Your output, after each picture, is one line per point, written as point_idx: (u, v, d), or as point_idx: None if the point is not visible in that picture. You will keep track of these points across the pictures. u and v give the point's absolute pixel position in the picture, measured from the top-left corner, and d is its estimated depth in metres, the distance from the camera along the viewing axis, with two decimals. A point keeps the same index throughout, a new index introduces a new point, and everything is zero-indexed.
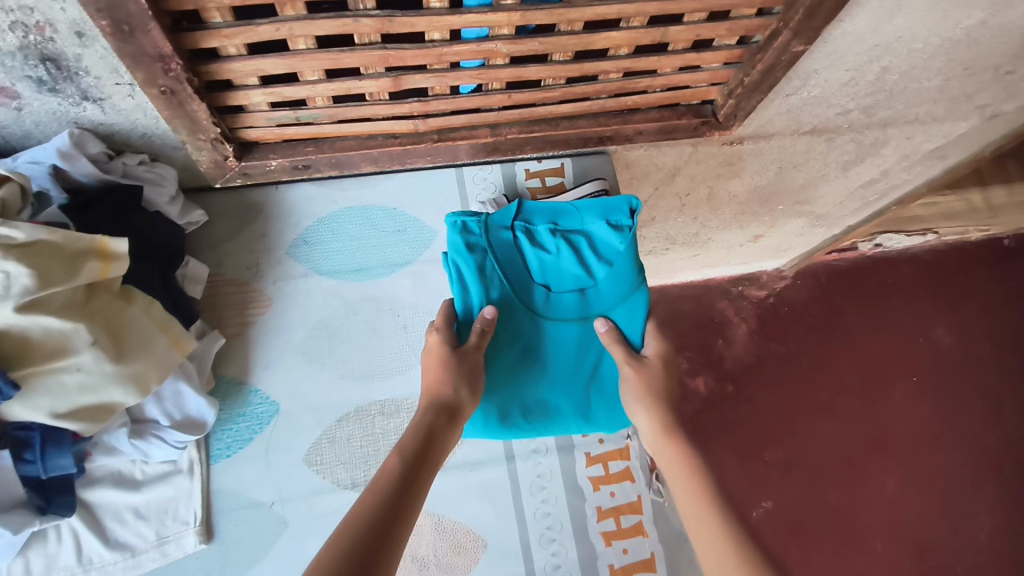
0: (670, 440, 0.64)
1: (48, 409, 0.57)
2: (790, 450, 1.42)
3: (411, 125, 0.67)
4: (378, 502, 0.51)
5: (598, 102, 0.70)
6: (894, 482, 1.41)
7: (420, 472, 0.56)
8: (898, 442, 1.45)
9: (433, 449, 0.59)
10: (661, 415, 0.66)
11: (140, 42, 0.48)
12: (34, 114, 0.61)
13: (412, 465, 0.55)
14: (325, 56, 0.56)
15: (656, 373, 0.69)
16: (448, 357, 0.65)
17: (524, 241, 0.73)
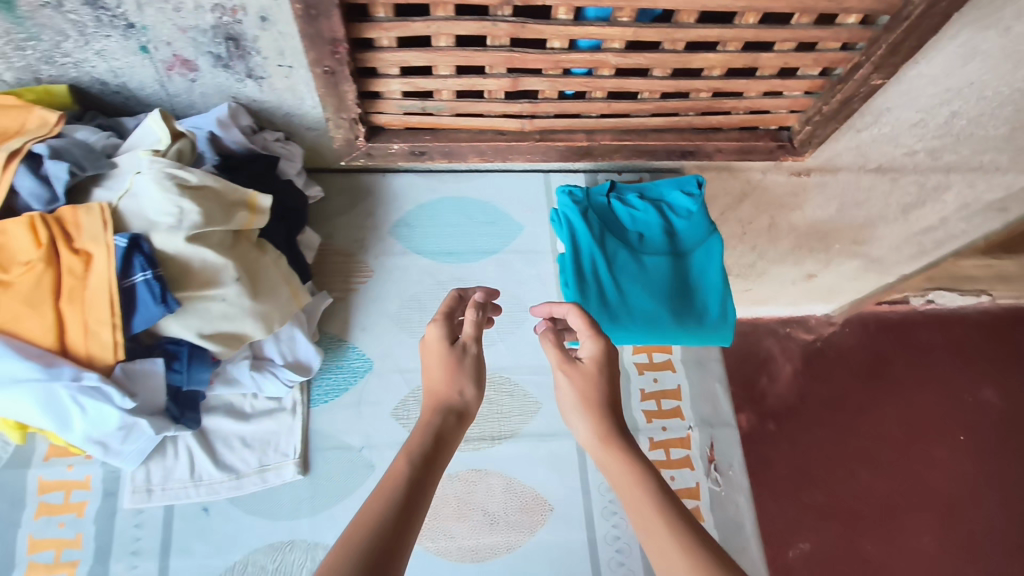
0: (616, 455, 0.49)
1: (195, 330, 0.63)
2: (828, 494, 1.41)
3: (518, 124, 0.76)
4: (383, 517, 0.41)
5: (686, 118, 0.77)
6: (934, 539, 1.40)
7: (428, 478, 0.46)
8: (939, 499, 1.44)
9: (443, 457, 0.48)
10: (605, 425, 0.50)
11: (320, 26, 0.57)
12: (203, 86, 0.71)
13: (422, 470, 0.45)
14: (460, 54, 0.64)
15: (594, 375, 0.52)
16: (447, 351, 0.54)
17: (617, 205, 0.82)
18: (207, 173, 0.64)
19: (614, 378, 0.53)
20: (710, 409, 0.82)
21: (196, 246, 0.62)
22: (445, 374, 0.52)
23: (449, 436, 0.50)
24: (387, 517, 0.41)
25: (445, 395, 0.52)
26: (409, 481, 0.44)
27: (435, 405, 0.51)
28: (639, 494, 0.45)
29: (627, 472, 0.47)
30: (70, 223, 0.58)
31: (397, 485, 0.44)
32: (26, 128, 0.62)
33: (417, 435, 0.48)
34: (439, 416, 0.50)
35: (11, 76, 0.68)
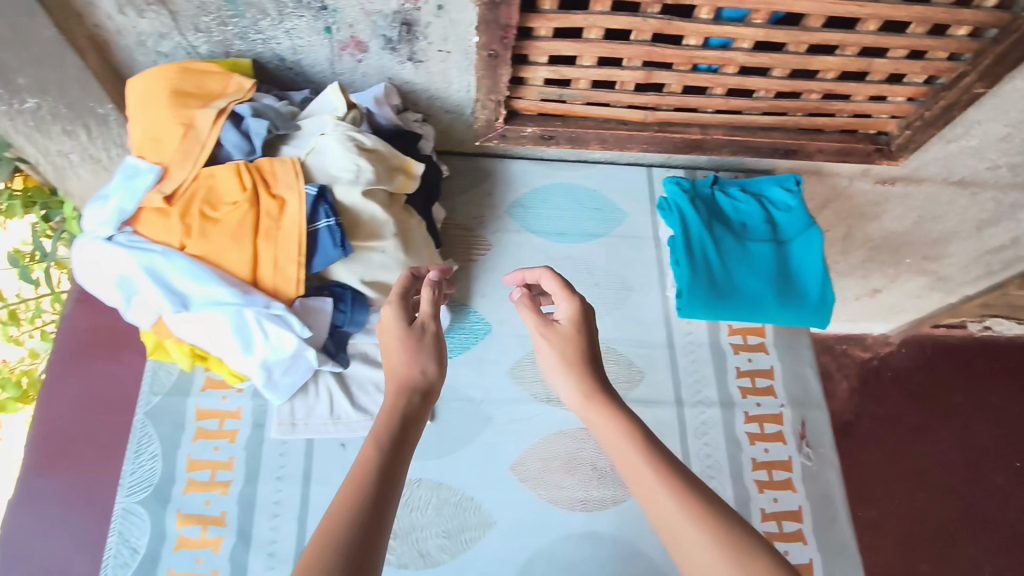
0: (599, 408, 0.55)
1: (358, 276, 0.71)
2: (882, 512, 1.44)
3: (641, 115, 0.83)
4: (359, 506, 0.44)
5: (794, 118, 0.84)
6: (990, 564, 1.41)
7: (399, 458, 0.49)
8: (997, 525, 1.44)
9: (410, 436, 0.52)
10: (587, 382, 0.57)
11: (499, 13, 0.66)
12: (367, 67, 0.80)
13: (390, 457, 0.48)
14: (607, 46, 0.72)
15: (571, 334, 0.59)
16: (406, 335, 0.58)
17: (721, 196, 0.88)
18: (378, 139, 0.72)
19: (590, 332, 0.60)
20: (802, 390, 0.88)
21: (367, 200, 0.70)
22: (408, 356, 0.57)
23: (416, 415, 0.53)
24: (366, 510, 0.44)
25: (406, 376, 0.55)
26: (379, 469, 0.47)
27: (400, 386, 0.54)
28: (626, 447, 0.51)
29: (609, 423, 0.53)
30: (268, 172, 0.67)
31: (369, 476, 0.46)
32: (228, 91, 0.71)
33: (382, 419, 0.51)
34: (405, 397, 0.53)
35: (206, 48, 0.78)
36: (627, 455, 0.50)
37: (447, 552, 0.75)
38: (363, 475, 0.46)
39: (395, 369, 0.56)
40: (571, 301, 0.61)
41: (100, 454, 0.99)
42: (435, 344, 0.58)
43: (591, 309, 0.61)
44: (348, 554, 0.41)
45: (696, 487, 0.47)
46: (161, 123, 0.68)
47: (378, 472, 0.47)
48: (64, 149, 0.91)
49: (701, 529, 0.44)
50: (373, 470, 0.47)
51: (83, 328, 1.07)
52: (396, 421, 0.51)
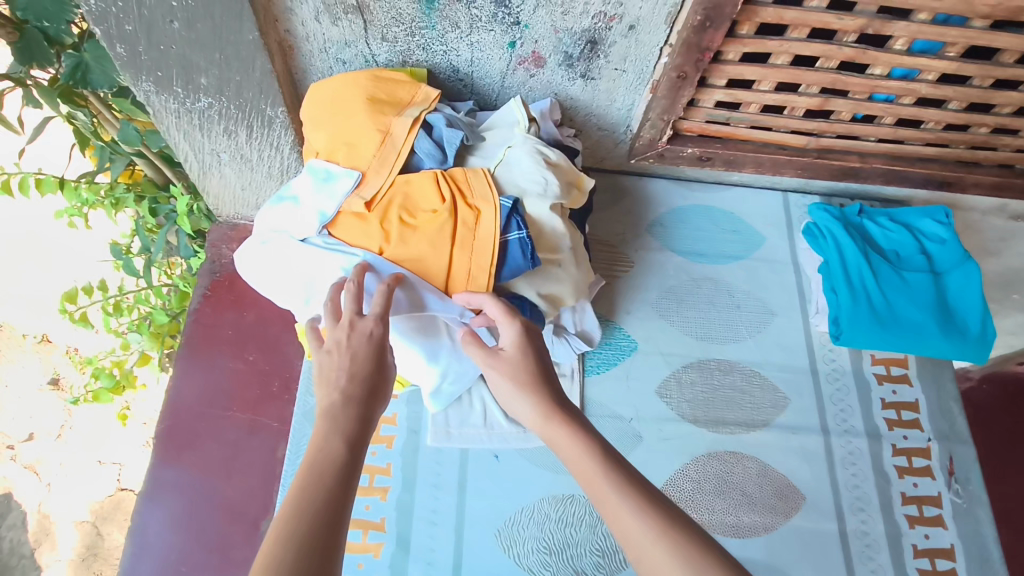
0: (556, 428, 0.55)
1: (535, 288, 0.71)
2: None
3: (803, 141, 0.83)
4: (316, 505, 0.46)
5: (956, 150, 0.84)
6: None
7: (355, 459, 0.51)
8: None
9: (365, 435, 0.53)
10: (542, 402, 0.57)
11: (704, 36, 0.68)
12: (536, 81, 0.81)
13: (350, 458, 0.50)
14: (793, 72, 0.72)
15: (517, 358, 0.61)
16: (362, 347, 0.57)
17: (871, 224, 0.89)
18: (561, 154, 0.73)
19: (537, 355, 0.61)
20: (948, 425, 0.87)
21: (552, 212, 0.70)
22: (380, 367, 0.57)
23: (370, 415, 0.55)
24: (322, 512, 0.45)
25: (363, 381, 0.55)
26: (339, 468, 0.49)
27: (364, 394, 0.55)
28: (588, 463, 0.52)
29: (573, 443, 0.53)
30: (463, 183, 0.67)
31: (330, 472, 0.48)
32: (415, 100, 0.72)
33: (347, 422, 0.52)
34: (364, 403, 0.55)
35: (385, 57, 0.79)
36: (589, 467, 0.51)
37: (603, 570, 0.74)
38: (322, 476, 0.48)
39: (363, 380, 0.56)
40: (514, 326, 0.62)
41: (225, 452, 0.98)
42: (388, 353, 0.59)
43: (533, 330, 0.63)
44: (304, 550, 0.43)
45: (661, 505, 0.48)
46: (358, 130, 0.69)
47: (339, 477, 0.48)
48: (217, 147, 0.93)
49: (660, 540, 0.45)
50: (335, 473, 0.48)
51: (206, 325, 1.07)
52: (357, 421, 0.53)
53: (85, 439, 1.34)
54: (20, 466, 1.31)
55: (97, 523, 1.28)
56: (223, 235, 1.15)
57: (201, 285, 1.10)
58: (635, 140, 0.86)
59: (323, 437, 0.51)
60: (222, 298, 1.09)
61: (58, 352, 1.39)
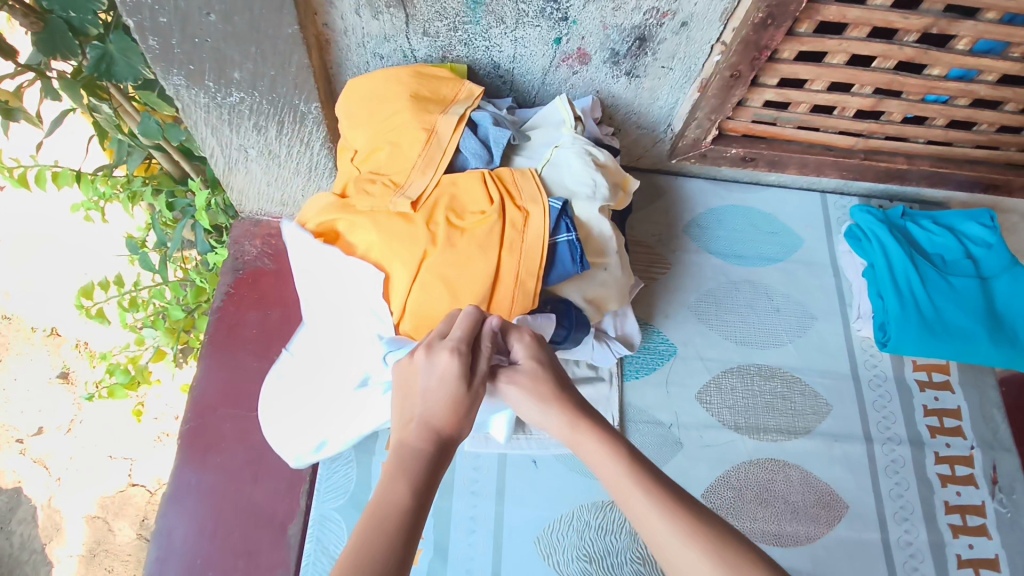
0: (582, 436, 0.51)
1: (580, 294, 0.69)
2: None
3: (850, 142, 0.82)
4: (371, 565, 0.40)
5: (1007, 153, 0.82)
6: None
7: (420, 512, 0.44)
8: None
9: (434, 489, 0.47)
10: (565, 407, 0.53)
11: (763, 34, 0.66)
12: (579, 79, 0.79)
13: (413, 510, 0.44)
14: (849, 71, 0.71)
15: (533, 372, 0.55)
16: (442, 383, 0.50)
17: (915, 228, 0.87)
18: (609, 155, 0.71)
19: (553, 365, 0.56)
20: (991, 432, 0.85)
21: (601, 214, 0.68)
22: (459, 415, 0.50)
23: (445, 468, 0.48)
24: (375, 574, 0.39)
25: (438, 419, 0.49)
26: (401, 519, 0.43)
27: (439, 440, 0.49)
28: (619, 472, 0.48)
29: (599, 450, 0.50)
30: (511, 184, 0.66)
31: (391, 523, 0.42)
32: (459, 98, 0.70)
33: (415, 466, 0.46)
34: (434, 449, 0.48)
35: (424, 53, 0.77)
36: (618, 474, 0.48)
37: None
38: (381, 529, 0.42)
39: (438, 425, 0.49)
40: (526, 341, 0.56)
41: (252, 454, 0.96)
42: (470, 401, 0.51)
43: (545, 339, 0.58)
44: None
45: (685, 504, 0.45)
46: (403, 129, 0.67)
47: (398, 530, 0.42)
48: (245, 142, 0.91)
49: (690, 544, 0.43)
50: (394, 527, 0.42)
51: (229, 323, 1.05)
52: (428, 466, 0.47)
53: (95, 433, 1.31)
54: (30, 460, 1.29)
55: (108, 518, 1.26)
56: (245, 231, 1.13)
57: (223, 283, 1.08)
58: (677, 139, 0.84)
59: (387, 486, 0.45)
60: (245, 296, 1.08)
61: (68, 345, 1.37)
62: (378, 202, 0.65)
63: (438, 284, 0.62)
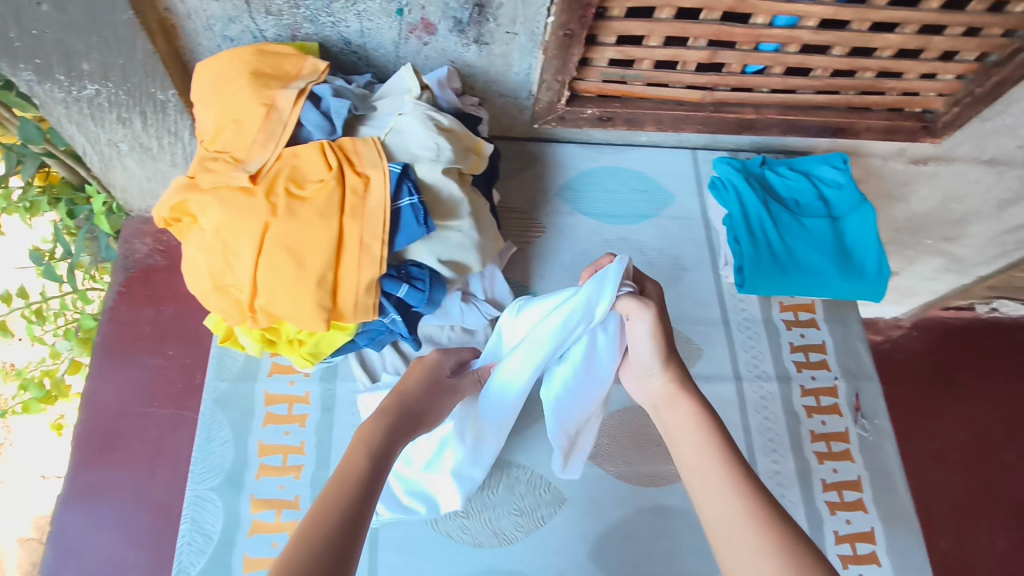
0: (684, 408, 0.68)
1: (434, 256, 0.71)
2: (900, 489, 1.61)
3: (699, 96, 0.85)
4: (351, 495, 0.57)
5: (846, 97, 0.86)
6: (1004, 540, 1.56)
7: (381, 465, 0.62)
8: (1004, 501, 1.61)
9: (390, 455, 0.64)
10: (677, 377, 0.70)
11: None
12: (431, 50, 0.81)
13: (375, 465, 0.61)
14: (678, 25, 0.73)
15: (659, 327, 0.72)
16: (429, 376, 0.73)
17: (771, 174, 0.91)
18: (454, 119, 0.73)
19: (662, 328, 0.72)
20: (855, 363, 0.90)
21: (447, 176, 0.70)
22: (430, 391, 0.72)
23: (406, 433, 0.67)
24: (353, 500, 0.57)
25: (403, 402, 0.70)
26: (365, 473, 0.60)
27: (405, 412, 0.69)
28: (704, 448, 0.65)
29: (698, 430, 0.66)
30: (352, 152, 0.67)
31: (358, 476, 0.60)
32: (303, 73, 0.71)
33: (375, 435, 0.65)
34: (395, 418, 0.67)
35: (273, 32, 0.78)
36: (709, 458, 0.64)
37: (522, 530, 0.76)
38: (344, 486, 0.58)
39: (413, 397, 0.70)
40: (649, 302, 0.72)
41: (150, 448, 0.97)
42: (438, 387, 0.73)
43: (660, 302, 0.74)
44: (341, 525, 0.54)
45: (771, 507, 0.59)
46: (242, 105, 0.68)
47: (359, 485, 0.59)
48: (114, 137, 0.91)
49: (758, 534, 0.57)
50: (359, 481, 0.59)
51: (124, 322, 1.04)
52: (386, 439, 0.65)
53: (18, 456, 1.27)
54: None
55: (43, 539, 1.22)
56: (137, 231, 1.12)
57: (116, 282, 1.08)
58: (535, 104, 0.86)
59: (353, 454, 0.62)
60: (137, 294, 1.07)
61: None
62: (220, 178, 0.66)
63: (285, 255, 0.64)
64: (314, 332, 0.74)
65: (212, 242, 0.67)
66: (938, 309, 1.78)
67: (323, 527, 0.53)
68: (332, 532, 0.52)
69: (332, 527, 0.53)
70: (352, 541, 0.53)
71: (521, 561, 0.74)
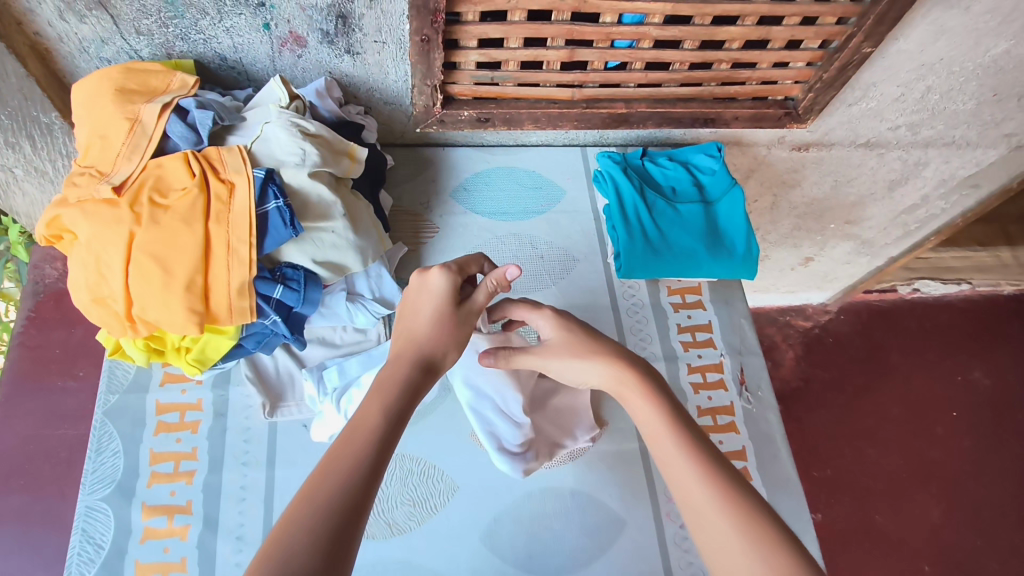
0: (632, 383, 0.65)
1: (310, 257, 0.74)
2: (837, 470, 1.60)
3: (569, 94, 0.89)
4: (365, 450, 0.50)
5: (708, 88, 0.92)
6: (938, 511, 1.58)
7: (398, 427, 0.54)
8: (940, 475, 1.62)
9: (412, 407, 0.57)
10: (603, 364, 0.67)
11: None
12: (306, 62, 0.84)
13: (390, 423, 0.53)
14: (531, 26, 0.77)
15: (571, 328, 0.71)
16: (447, 307, 0.65)
17: (649, 164, 0.97)
18: (321, 126, 0.77)
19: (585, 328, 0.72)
20: (739, 340, 0.94)
21: (315, 180, 0.74)
22: (437, 329, 0.63)
23: (422, 385, 0.60)
24: (366, 457, 0.50)
25: (424, 345, 0.62)
26: (380, 432, 0.52)
27: (418, 358, 0.61)
28: (658, 417, 0.61)
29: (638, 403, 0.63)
30: (216, 160, 0.70)
31: (373, 433, 0.52)
32: (171, 87, 0.75)
33: (391, 390, 0.57)
34: (412, 368, 0.60)
35: (148, 52, 0.81)
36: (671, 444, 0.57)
37: (414, 520, 0.78)
38: (359, 441, 0.51)
39: (421, 340, 0.62)
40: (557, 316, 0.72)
41: (58, 469, 0.96)
42: (450, 317, 0.65)
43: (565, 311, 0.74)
44: (351, 490, 0.47)
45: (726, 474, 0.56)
46: (107, 120, 0.71)
47: (375, 441, 0.51)
48: (7, 162, 0.89)
49: (718, 499, 0.54)
50: (369, 438, 0.51)
51: (31, 346, 1.04)
52: (405, 397, 0.57)
53: None
54: None
55: None
56: (45, 254, 1.12)
57: (24, 309, 1.07)
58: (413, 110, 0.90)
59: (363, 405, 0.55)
60: (47, 317, 1.07)
61: None
62: (84, 192, 0.68)
63: (150, 261, 0.65)
64: (198, 337, 0.75)
65: (85, 255, 0.67)
66: (863, 292, 1.82)
67: (328, 487, 0.47)
68: (337, 491, 0.47)
69: (338, 486, 0.47)
70: (359, 501, 0.47)
71: (413, 551, 0.76)
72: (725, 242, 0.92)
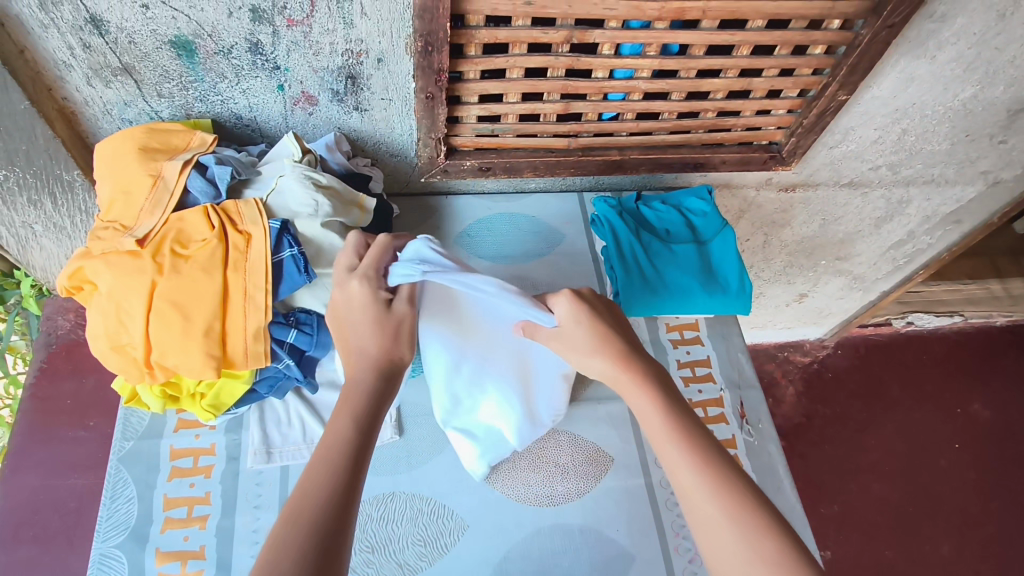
0: None
1: (321, 302, 0.78)
2: (843, 505, 1.60)
3: (565, 142, 0.94)
4: (338, 466, 0.52)
5: (696, 135, 0.97)
6: (948, 545, 1.57)
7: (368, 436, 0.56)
8: (948, 509, 1.62)
9: (379, 415, 0.59)
10: None
11: (432, 59, 0.78)
12: (317, 118, 0.89)
13: (362, 434, 0.56)
14: (528, 83, 0.83)
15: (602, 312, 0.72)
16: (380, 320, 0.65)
17: (643, 207, 1.02)
18: (333, 178, 0.81)
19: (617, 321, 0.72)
20: (738, 373, 0.97)
21: (327, 228, 0.78)
22: None
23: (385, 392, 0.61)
24: (341, 472, 0.52)
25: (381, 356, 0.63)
26: (350, 443, 0.54)
27: (378, 374, 0.62)
28: None
29: None
30: (234, 212, 0.74)
31: (341, 448, 0.54)
32: (191, 145, 0.80)
33: (360, 398, 0.59)
34: (379, 377, 0.62)
35: (168, 112, 0.86)
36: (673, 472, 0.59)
37: (426, 559, 0.79)
38: (329, 457, 0.53)
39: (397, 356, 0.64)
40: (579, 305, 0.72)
41: (67, 520, 0.96)
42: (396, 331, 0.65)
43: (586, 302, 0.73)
44: (327, 510, 0.49)
45: None
46: (130, 176, 0.75)
47: (348, 455, 0.53)
48: (27, 219, 0.93)
49: None
50: (346, 452, 0.53)
51: (42, 397, 1.06)
52: (368, 403, 0.59)
53: None
54: None
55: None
56: (58, 307, 1.15)
57: (37, 361, 1.09)
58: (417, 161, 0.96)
59: (334, 419, 0.56)
60: (59, 368, 1.09)
61: None
62: (109, 245, 0.72)
63: (170, 309, 0.68)
64: (213, 383, 0.77)
65: (105, 304, 0.70)
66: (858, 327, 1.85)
67: (304, 512, 0.48)
68: (315, 512, 0.48)
69: (315, 510, 0.49)
70: (340, 520, 0.49)
71: None
72: (719, 280, 0.96)
